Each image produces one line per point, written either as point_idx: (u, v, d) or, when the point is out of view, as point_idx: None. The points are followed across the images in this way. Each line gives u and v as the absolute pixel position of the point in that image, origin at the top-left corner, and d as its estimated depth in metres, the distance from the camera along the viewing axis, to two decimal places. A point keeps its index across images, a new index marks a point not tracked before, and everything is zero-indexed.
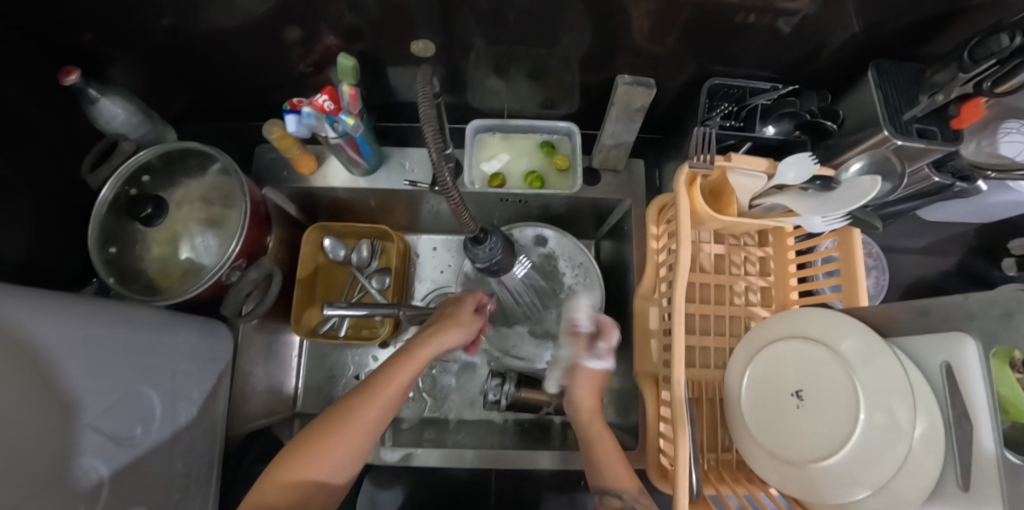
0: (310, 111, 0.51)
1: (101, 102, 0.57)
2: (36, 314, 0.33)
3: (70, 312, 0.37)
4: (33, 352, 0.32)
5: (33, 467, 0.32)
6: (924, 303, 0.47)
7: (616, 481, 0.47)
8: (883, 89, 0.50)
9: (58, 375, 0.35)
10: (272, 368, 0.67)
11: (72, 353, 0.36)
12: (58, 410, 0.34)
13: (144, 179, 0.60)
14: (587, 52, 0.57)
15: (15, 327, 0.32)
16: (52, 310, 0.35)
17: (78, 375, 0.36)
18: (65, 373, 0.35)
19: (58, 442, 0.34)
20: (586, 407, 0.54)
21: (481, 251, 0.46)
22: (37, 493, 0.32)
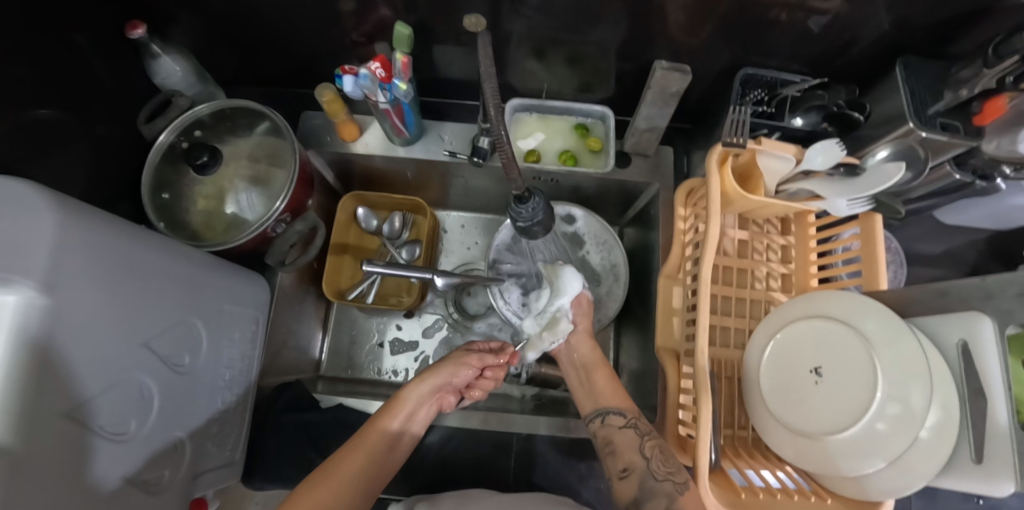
0: (367, 73, 0.53)
1: (161, 59, 0.61)
2: (102, 238, 0.37)
3: (134, 241, 0.41)
4: (98, 271, 0.36)
5: (90, 371, 0.36)
6: (942, 285, 0.50)
7: (617, 404, 0.57)
8: (909, 84, 0.52)
9: (117, 297, 0.38)
10: (302, 327, 0.69)
11: (130, 279, 0.40)
12: (116, 327, 0.38)
13: (196, 134, 0.62)
14: (625, 38, 0.59)
15: (85, 246, 0.35)
16: (116, 237, 0.39)
17: (134, 299, 0.40)
18: (124, 295, 0.39)
19: (114, 355, 0.38)
20: (580, 352, 0.63)
21: (524, 211, 0.51)
22: (95, 396, 0.36)
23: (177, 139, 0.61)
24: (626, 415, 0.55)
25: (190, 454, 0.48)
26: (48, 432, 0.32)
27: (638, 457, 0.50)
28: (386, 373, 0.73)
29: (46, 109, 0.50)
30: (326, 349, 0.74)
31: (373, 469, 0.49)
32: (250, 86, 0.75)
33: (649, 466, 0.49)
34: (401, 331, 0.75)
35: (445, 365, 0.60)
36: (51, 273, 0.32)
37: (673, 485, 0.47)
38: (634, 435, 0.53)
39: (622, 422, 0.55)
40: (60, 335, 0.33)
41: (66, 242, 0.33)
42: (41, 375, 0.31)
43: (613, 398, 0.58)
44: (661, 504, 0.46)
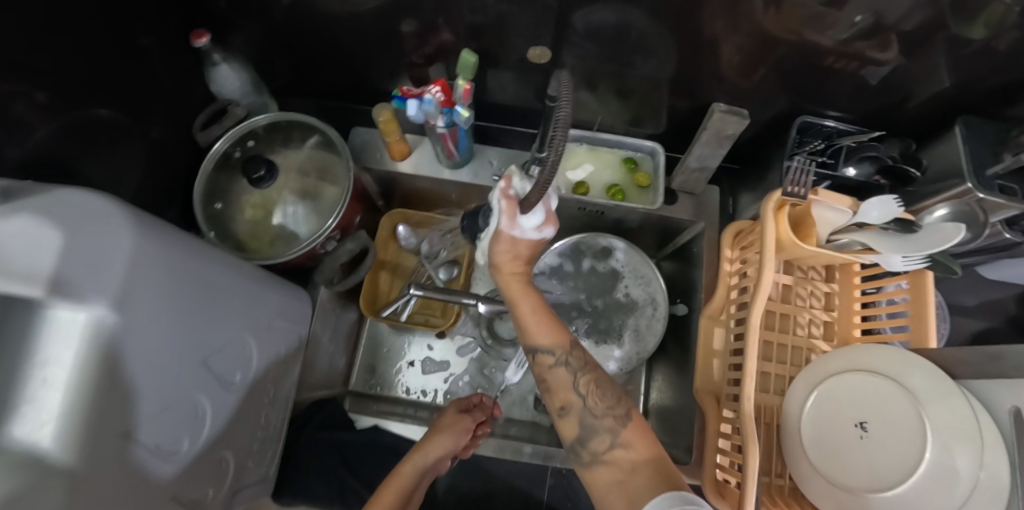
0: (431, 98, 0.54)
1: (220, 67, 0.61)
2: (172, 254, 0.37)
3: (197, 257, 0.41)
4: (167, 288, 0.36)
5: (153, 391, 0.36)
6: (997, 349, 0.49)
7: (549, 340, 0.47)
8: (969, 143, 0.53)
9: (181, 315, 0.38)
10: (337, 343, 0.69)
11: (194, 295, 0.40)
12: (176, 346, 0.38)
13: (249, 143, 0.62)
14: (680, 77, 0.60)
15: (156, 262, 0.35)
16: (182, 252, 0.39)
17: (196, 316, 0.40)
18: (188, 313, 0.39)
19: (175, 374, 0.38)
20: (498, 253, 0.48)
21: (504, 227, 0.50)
22: (153, 416, 0.36)
23: (230, 148, 0.61)
24: (556, 352, 0.47)
25: (232, 472, 0.47)
26: (110, 452, 0.32)
27: (573, 396, 0.45)
28: (414, 392, 0.72)
29: (105, 109, 0.50)
30: (357, 366, 0.74)
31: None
32: (301, 99, 0.76)
33: (586, 405, 0.45)
34: (432, 352, 0.75)
35: (442, 436, 0.54)
36: (126, 290, 0.32)
37: (614, 421, 0.43)
38: (566, 373, 0.47)
39: (551, 361, 0.47)
40: (131, 354, 0.33)
41: (141, 259, 0.33)
42: (109, 395, 0.31)
43: (542, 332, 0.48)
44: (604, 443, 0.42)
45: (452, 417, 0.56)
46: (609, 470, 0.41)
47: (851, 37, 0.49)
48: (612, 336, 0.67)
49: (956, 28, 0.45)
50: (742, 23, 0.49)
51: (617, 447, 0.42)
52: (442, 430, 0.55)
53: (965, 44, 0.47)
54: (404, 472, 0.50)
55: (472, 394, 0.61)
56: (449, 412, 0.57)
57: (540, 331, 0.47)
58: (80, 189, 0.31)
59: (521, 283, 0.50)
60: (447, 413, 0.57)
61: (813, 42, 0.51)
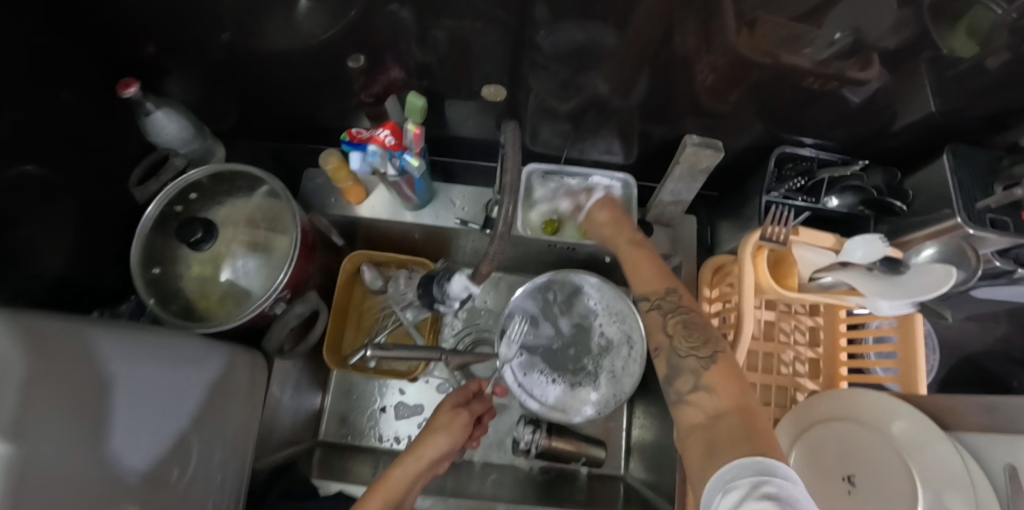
0: (375, 149, 0.50)
1: (154, 115, 0.56)
2: (57, 354, 0.32)
3: (119, 356, 0.38)
4: (55, 397, 0.31)
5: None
6: (990, 399, 0.46)
7: (642, 289, 0.49)
8: (958, 174, 0.50)
9: (100, 417, 0.35)
10: (300, 397, 0.66)
11: (114, 397, 0.36)
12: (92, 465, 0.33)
13: (191, 196, 0.58)
14: (649, 105, 0.56)
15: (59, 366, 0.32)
16: (86, 353, 0.35)
17: (118, 418, 0.36)
18: (103, 417, 0.35)
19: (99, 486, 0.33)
20: (602, 227, 0.57)
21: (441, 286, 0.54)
22: None
23: (170, 204, 0.57)
24: (650, 297, 0.48)
25: None
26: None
27: (663, 338, 0.45)
28: (387, 439, 0.69)
29: (32, 164, 0.46)
30: (325, 415, 0.71)
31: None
32: (251, 141, 0.71)
33: (674, 344, 0.44)
34: (404, 397, 0.71)
35: (439, 436, 0.51)
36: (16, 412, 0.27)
37: (697, 361, 0.42)
38: (657, 316, 0.47)
39: (647, 306, 0.48)
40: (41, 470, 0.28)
41: (41, 362, 0.30)
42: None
43: (656, 279, 0.49)
44: (688, 383, 0.41)
45: (446, 413, 0.54)
46: (694, 410, 0.39)
47: (828, 61, 0.45)
48: (589, 379, 0.63)
49: (940, 41, 0.42)
50: (713, 50, 0.45)
51: (700, 389, 0.40)
52: (438, 430, 0.52)
53: (952, 62, 0.44)
54: (397, 481, 0.45)
55: (471, 382, 0.60)
56: (445, 408, 0.56)
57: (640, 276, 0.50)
58: None
59: (634, 243, 0.53)
60: (441, 410, 0.55)
61: (790, 64, 0.47)
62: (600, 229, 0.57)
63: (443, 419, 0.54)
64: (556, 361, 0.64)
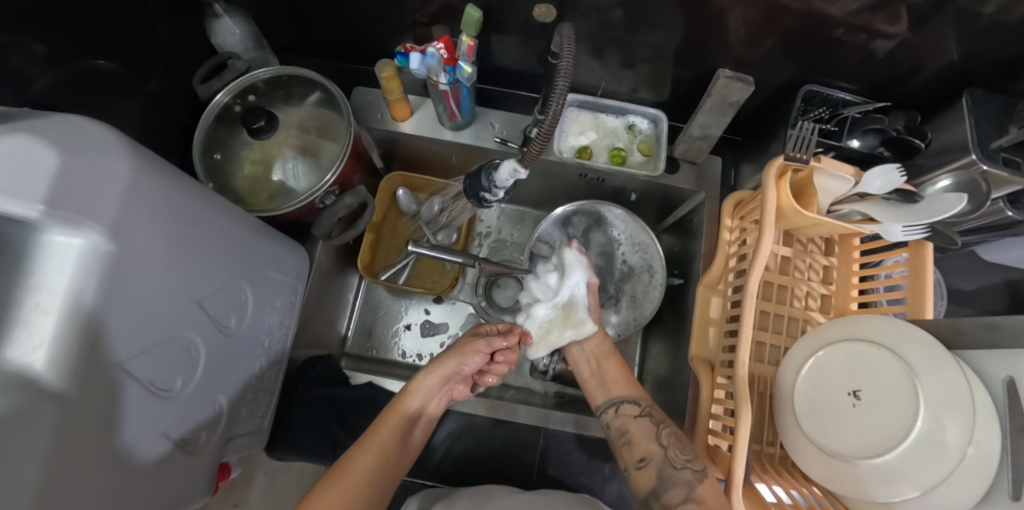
0: (434, 53, 0.53)
1: (223, 19, 0.61)
2: (155, 182, 0.34)
3: (204, 200, 0.40)
4: (148, 218, 0.33)
5: (141, 325, 0.34)
6: (992, 320, 0.50)
7: (628, 393, 0.57)
8: (975, 115, 0.51)
9: (182, 247, 0.38)
10: (333, 305, 0.70)
11: (187, 234, 0.38)
12: (169, 286, 0.37)
13: (250, 98, 0.62)
14: (682, 49, 0.59)
15: (148, 196, 0.33)
16: (180, 187, 0.38)
17: (188, 255, 0.38)
18: (183, 249, 0.38)
19: (163, 310, 0.37)
20: (590, 346, 0.61)
21: (488, 180, 0.50)
22: (144, 351, 0.35)
23: (231, 101, 0.61)
24: (640, 404, 0.55)
25: (224, 418, 0.46)
26: (98, 385, 0.31)
27: (656, 446, 0.50)
28: (410, 356, 0.73)
29: (103, 60, 0.50)
30: (352, 329, 0.74)
31: (390, 467, 0.49)
32: (304, 60, 0.75)
33: (667, 455, 0.49)
34: (429, 316, 0.75)
35: (454, 355, 0.58)
36: (118, 219, 0.30)
37: (692, 473, 0.47)
38: (649, 424, 0.53)
39: (635, 411, 0.54)
40: (120, 285, 0.31)
41: (141, 183, 0.32)
42: (96, 325, 0.30)
43: (620, 387, 0.57)
44: (680, 494, 0.46)
45: (463, 338, 0.60)
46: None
47: (856, 11, 0.47)
48: (610, 303, 0.72)
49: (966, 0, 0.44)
50: None
51: (692, 501, 0.44)
52: (461, 352, 0.58)
53: (975, 16, 0.45)
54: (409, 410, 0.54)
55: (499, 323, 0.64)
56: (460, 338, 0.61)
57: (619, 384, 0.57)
58: (74, 113, 0.29)
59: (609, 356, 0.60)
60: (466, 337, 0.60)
61: (821, 10, 0.48)
62: (586, 350, 0.61)
63: (463, 344, 0.59)
64: None
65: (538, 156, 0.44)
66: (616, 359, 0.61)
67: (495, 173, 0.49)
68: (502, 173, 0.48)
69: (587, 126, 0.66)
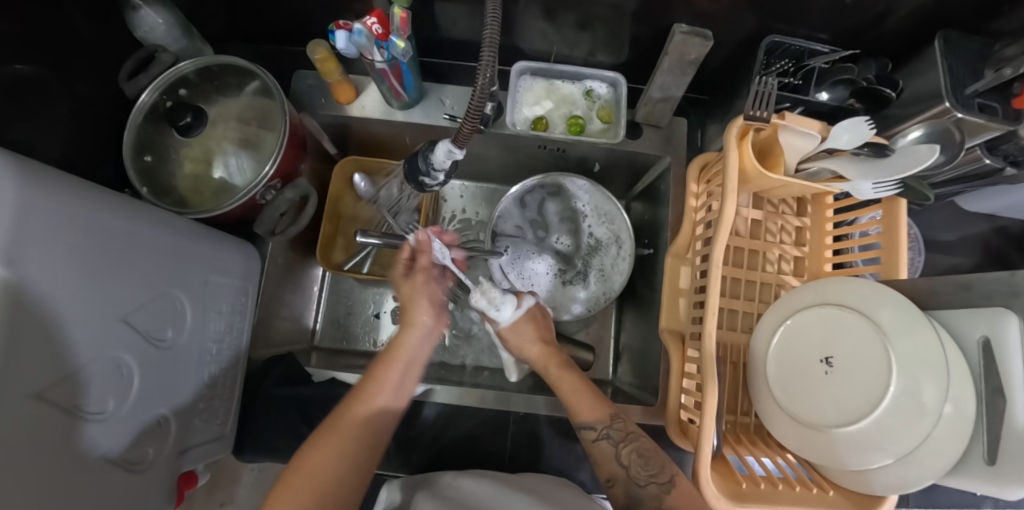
0: (362, 29, 0.49)
1: (143, 11, 0.56)
2: (56, 198, 0.31)
3: (119, 210, 0.38)
4: (52, 237, 0.31)
5: (62, 348, 0.32)
6: (967, 278, 0.48)
7: (592, 416, 0.53)
8: (948, 61, 0.47)
9: (100, 263, 0.35)
10: (297, 300, 0.68)
11: (103, 249, 0.36)
12: (88, 305, 0.34)
13: (181, 92, 0.59)
14: (639, 6, 0.54)
15: (48, 214, 0.31)
16: (88, 199, 0.35)
17: (105, 270, 0.36)
18: (101, 264, 0.35)
19: (84, 331, 0.34)
20: (530, 353, 0.60)
21: (425, 163, 0.47)
22: (70, 377, 0.33)
23: (162, 97, 0.57)
24: (598, 427, 0.52)
25: (176, 430, 0.45)
26: (21, 418, 0.29)
27: (618, 468, 0.50)
28: (382, 344, 0.72)
29: (21, 64, 0.45)
30: (322, 321, 0.73)
31: (369, 439, 0.45)
32: (242, 44, 0.71)
33: (630, 474, 0.49)
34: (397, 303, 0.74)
35: (419, 299, 0.53)
36: (14, 242, 0.28)
37: (658, 487, 0.47)
38: (608, 446, 0.51)
39: (595, 435, 0.52)
40: (31, 311, 0.29)
41: (37, 200, 0.30)
42: (8, 358, 0.27)
43: (587, 408, 0.54)
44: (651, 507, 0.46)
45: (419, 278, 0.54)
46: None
47: None
48: (579, 279, 0.71)
49: None
50: None
51: None
52: (421, 300, 0.54)
53: None
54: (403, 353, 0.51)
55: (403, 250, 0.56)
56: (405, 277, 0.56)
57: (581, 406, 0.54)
58: None
59: (560, 365, 0.58)
60: (415, 278, 0.55)
61: None
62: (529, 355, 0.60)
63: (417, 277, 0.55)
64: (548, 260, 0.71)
65: (472, 135, 0.43)
66: (573, 376, 0.57)
67: (431, 155, 0.46)
68: (439, 154, 0.45)
69: (541, 96, 0.63)
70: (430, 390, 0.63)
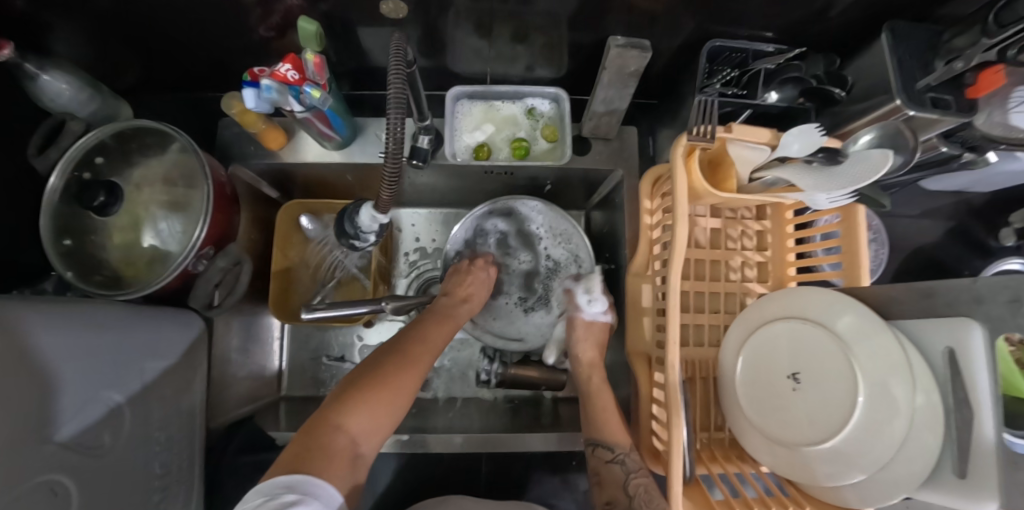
0: (270, 83, 0.45)
1: (42, 78, 0.50)
2: None
3: (31, 325, 0.35)
4: None
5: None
6: (927, 285, 0.46)
7: (612, 437, 0.54)
8: (897, 53, 0.44)
9: (22, 387, 0.32)
10: (253, 356, 0.66)
11: (21, 371, 0.32)
12: (17, 438, 0.31)
13: (98, 160, 0.55)
14: (573, 15, 0.50)
15: None
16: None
17: (27, 394, 0.33)
18: (22, 389, 0.32)
19: (14, 467, 0.31)
20: (586, 355, 0.61)
21: (352, 224, 0.45)
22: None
23: (76, 170, 0.53)
24: (616, 449, 0.53)
25: None
26: None
27: (621, 494, 0.49)
28: None
29: None
30: (285, 370, 0.71)
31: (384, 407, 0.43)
32: (161, 95, 0.66)
33: (634, 504, 0.48)
34: (362, 342, 0.72)
35: (439, 318, 0.56)
36: None
37: None
38: (620, 471, 0.52)
39: (610, 456, 0.53)
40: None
41: None
42: None
43: (619, 433, 0.55)
44: None
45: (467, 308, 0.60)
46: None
47: None
48: (541, 303, 0.69)
49: None
50: None
51: None
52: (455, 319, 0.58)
53: None
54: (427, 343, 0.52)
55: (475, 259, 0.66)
56: (444, 306, 0.59)
57: (615, 426, 0.55)
58: None
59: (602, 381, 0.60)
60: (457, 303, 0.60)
61: None
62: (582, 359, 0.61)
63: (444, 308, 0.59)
64: (514, 287, 0.70)
65: (392, 197, 0.41)
66: (608, 397, 0.58)
67: (359, 218, 0.44)
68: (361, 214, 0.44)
69: (484, 119, 0.59)
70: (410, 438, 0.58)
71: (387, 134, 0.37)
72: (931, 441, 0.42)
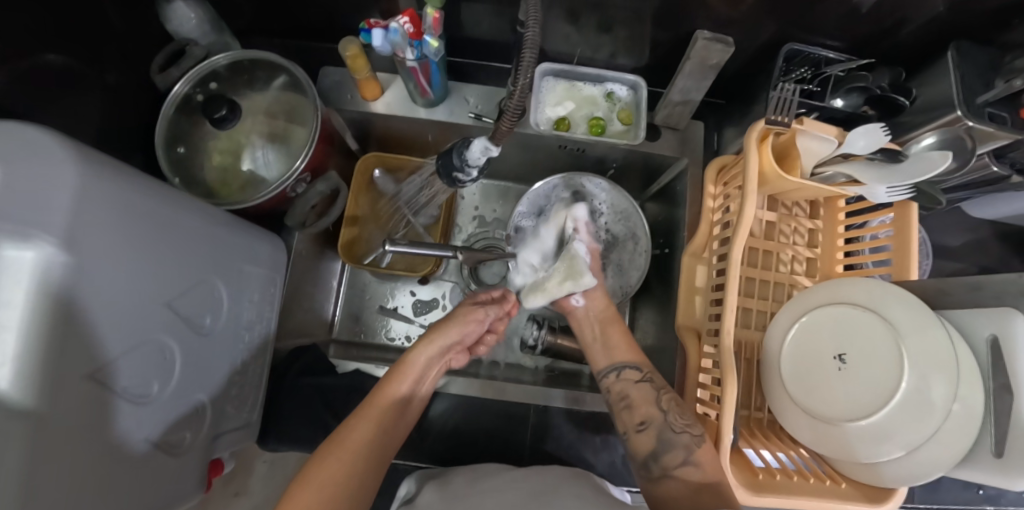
0: (398, 28, 0.51)
1: (175, 5, 0.57)
2: (114, 181, 0.32)
3: (173, 200, 0.39)
4: (117, 214, 0.32)
5: (114, 331, 0.33)
6: (977, 279, 0.50)
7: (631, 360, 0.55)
8: (961, 70, 0.50)
9: (154, 248, 0.37)
10: (316, 292, 0.69)
11: (152, 236, 0.36)
12: (140, 289, 0.35)
13: (212, 86, 0.59)
14: (660, 11, 0.56)
15: (106, 203, 0.31)
16: (147, 188, 0.36)
17: (156, 255, 0.37)
18: (153, 247, 0.37)
19: (135, 312, 0.35)
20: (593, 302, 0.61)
21: (461, 157, 0.51)
22: (118, 357, 0.34)
23: (193, 90, 0.58)
24: (641, 370, 0.54)
25: (211, 413, 0.47)
26: (77, 398, 0.30)
27: (656, 411, 0.50)
28: (398, 338, 0.73)
29: (54, 54, 0.45)
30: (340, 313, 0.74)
31: (368, 459, 0.43)
32: (267, 40, 0.72)
33: (668, 419, 0.49)
34: (415, 297, 0.75)
35: (452, 325, 0.54)
36: (74, 225, 0.28)
37: (691, 438, 0.47)
38: (650, 390, 0.52)
39: (637, 377, 0.54)
40: (81, 304, 0.30)
41: (99, 185, 0.30)
42: (66, 338, 0.28)
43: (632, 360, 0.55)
44: (678, 458, 0.46)
45: (467, 308, 0.56)
46: (688, 481, 0.45)
47: None
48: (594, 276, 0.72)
49: None
50: None
51: (689, 464, 0.45)
52: (456, 323, 0.55)
53: None
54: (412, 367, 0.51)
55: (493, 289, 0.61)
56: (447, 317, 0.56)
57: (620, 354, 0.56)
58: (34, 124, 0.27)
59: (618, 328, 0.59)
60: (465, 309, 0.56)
61: None
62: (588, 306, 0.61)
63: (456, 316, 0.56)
64: None
65: (509, 132, 0.45)
66: (619, 326, 0.59)
67: (466, 152, 0.51)
68: (474, 144, 0.50)
69: (564, 97, 0.65)
70: (447, 382, 0.63)
71: (512, 90, 0.41)
72: (972, 427, 0.45)
